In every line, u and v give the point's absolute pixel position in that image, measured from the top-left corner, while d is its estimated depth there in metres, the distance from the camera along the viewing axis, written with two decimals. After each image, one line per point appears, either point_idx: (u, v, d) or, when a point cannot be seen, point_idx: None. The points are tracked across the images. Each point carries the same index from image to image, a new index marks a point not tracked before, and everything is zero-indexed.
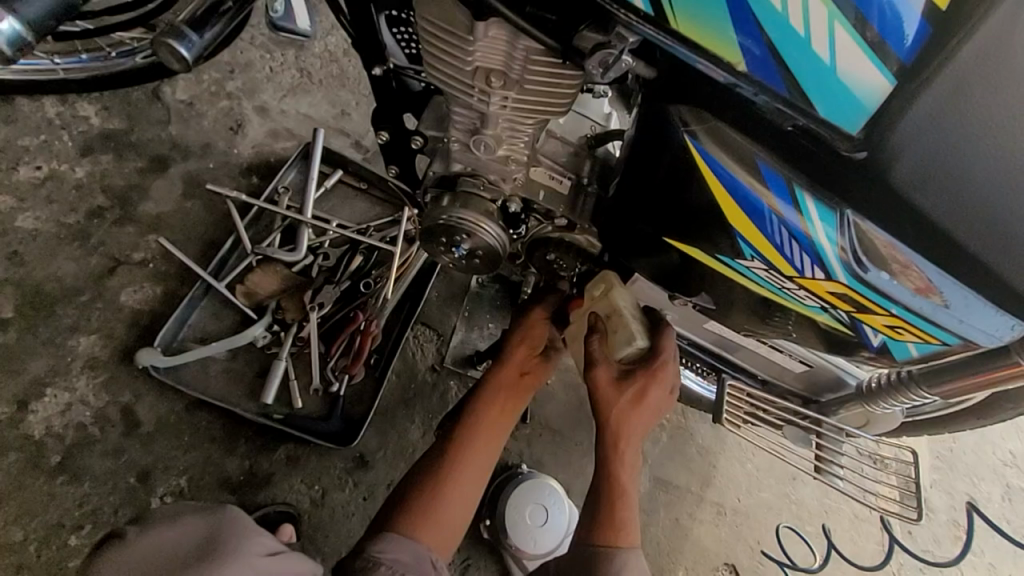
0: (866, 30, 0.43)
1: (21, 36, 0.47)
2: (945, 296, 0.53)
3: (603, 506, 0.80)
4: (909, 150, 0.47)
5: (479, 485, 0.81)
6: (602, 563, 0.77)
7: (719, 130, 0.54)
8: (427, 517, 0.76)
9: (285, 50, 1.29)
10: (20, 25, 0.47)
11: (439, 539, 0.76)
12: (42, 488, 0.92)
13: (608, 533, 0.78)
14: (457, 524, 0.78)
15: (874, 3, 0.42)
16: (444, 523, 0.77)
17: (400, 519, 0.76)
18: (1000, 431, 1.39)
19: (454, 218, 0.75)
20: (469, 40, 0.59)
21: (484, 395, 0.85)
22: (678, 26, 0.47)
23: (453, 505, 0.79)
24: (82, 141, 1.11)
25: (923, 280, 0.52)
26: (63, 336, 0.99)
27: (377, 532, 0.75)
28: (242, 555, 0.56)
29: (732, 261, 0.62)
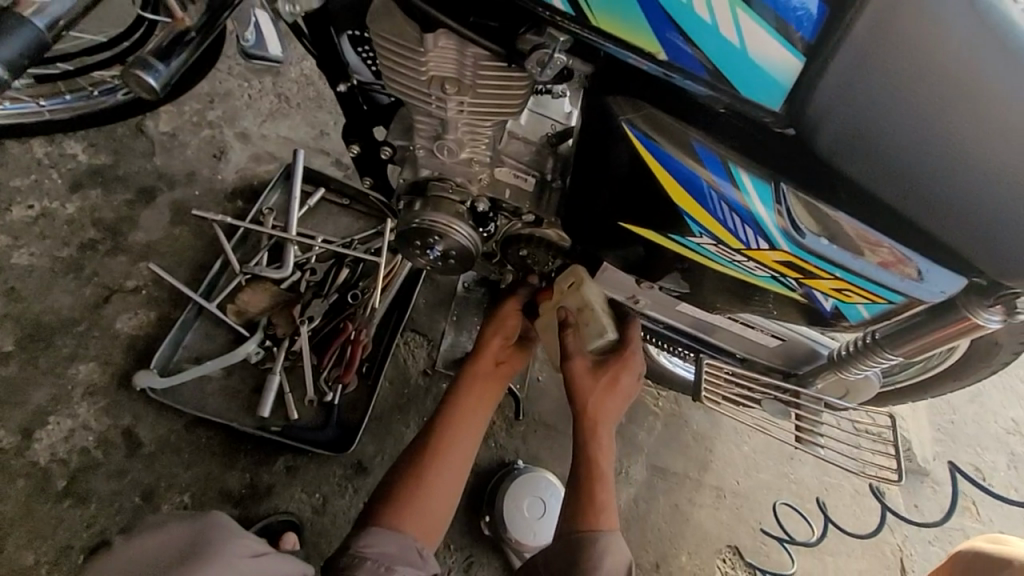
0: (788, 31, 0.47)
1: (3, 79, 0.51)
2: (915, 268, 0.57)
3: (583, 491, 0.85)
4: (828, 119, 0.50)
5: (462, 474, 0.84)
6: (587, 546, 0.80)
7: (653, 117, 0.58)
8: (411, 509, 0.79)
9: (262, 78, 1.34)
10: (1, 69, 0.50)
11: (424, 529, 0.79)
12: (50, 512, 0.95)
13: (590, 517, 0.83)
14: (443, 512, 0.81)
15: (791, 7, 0.46)
16: (430, 514, 0.80)
17: (385, 512, 0.78)
18: (1001, 399, 1.41)
19: (426, 222, 0.79)
20: (420, 51, 0.63)
21: (464, 386, 0.89)
22: (600, 24, 0.51)
23: (437, 496, 0.81)
24: (71, 177, 1.16)
25: (895, 255, 0.56)
26: (63, 365, 1.03)
27: (361, 526, 0.78)
28: (225, 556, 0.54)
29: (683, 238, 0.66)
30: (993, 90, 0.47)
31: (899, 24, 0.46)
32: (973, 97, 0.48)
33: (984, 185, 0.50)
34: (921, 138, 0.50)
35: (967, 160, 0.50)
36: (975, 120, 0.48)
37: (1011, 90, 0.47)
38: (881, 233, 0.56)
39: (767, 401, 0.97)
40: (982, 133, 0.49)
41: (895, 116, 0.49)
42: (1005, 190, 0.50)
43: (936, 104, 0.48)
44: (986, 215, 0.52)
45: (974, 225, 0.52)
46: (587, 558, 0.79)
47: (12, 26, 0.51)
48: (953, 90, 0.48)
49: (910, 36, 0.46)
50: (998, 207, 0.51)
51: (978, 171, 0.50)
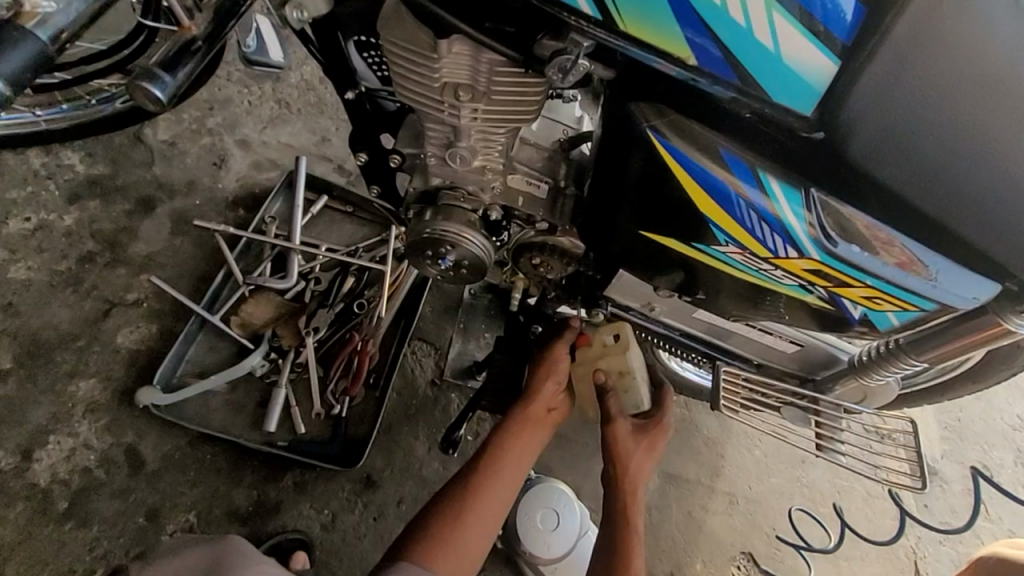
0: (813, 23, 0.45)
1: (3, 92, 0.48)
2: (926, 266, 0.55)
3: (619, 535, 0.88)
4: (864, 123, 0.48)
5: (500, 515, 0.81)
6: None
7: (678, 122, 0.56)
8: (443, 548, 0.75)
9: (262, 83, 1.32)
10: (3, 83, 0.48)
11: (455, 566, 0.74)
12: (51, 535, 0.92)
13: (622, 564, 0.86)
14: (476, 553, 0.77)
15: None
16: (465, 554, 0.76)
17: (417, 548, 0.74)
18: (1006, 395, 1.40)
19: (438, 231, 0.77)
20: (433, 57, 0.61)
21: (513, 431, 0.86)
22: (627, 28, 0.48)
23: (474, 534, 0.77)
24: (69, 188, 1.13)
25: (907, 254, 0.54)
26: (63, 382, 1.00)
27: (390, 562, 0.73)
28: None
29: (709, 247, 0.63)
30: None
31: (937, 24, 0.45)
32: (1008, 99, 0.47)
33: (1021, 188, 0.49)
34: (960, 141, 0.48)
35: (1005, 163, 0.49)
36: (1010, 121, 0.47)
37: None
38: (915, 244, 0.54)
39: (786, 407, 0.96)
40: (1018, 135, 0.48)
41: (935, 119, 0.47)
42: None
43: (974, 107, 0.47)
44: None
45: (1014, 230, 0.51)
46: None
47: (15, 38, 0.49)
48: (990, 93, 0.47)
49: (946, 37, 0.45)
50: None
51: (1015, 175, 0.49)
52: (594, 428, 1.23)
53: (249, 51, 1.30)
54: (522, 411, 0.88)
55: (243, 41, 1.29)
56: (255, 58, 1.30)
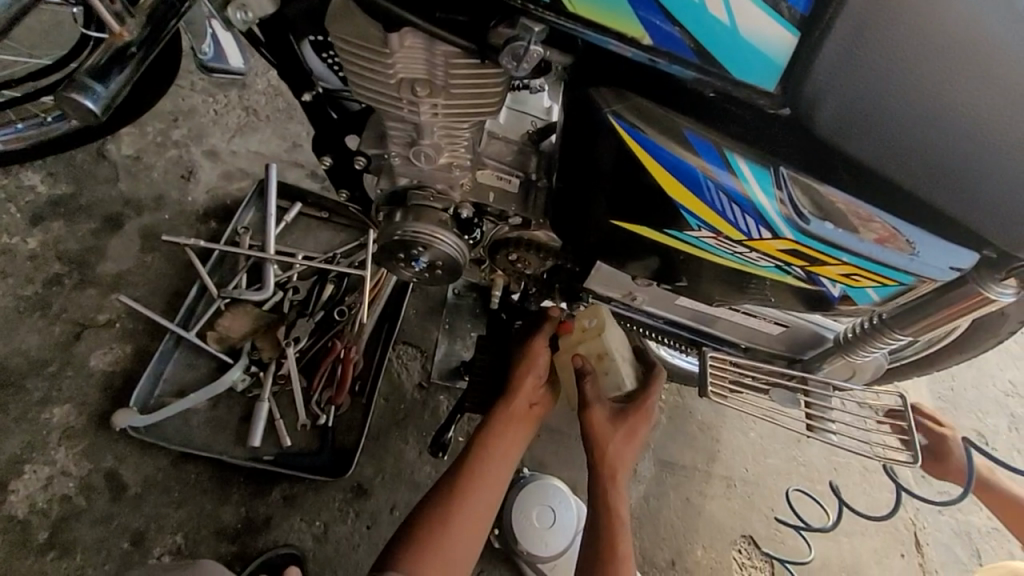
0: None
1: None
2: (900, 236, 0.54)
3: (603, 531, 0.85)
4: (829, 97, 0.46)
5: (490, 514, 0.80)
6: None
7: (640, 105, 0.54)
8: (430, 554, 0.74)
9: (227, 91, 1.29)
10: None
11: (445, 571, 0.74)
12: (34, 567, 0.89)
13: (610, 559, 0.82)
14: (466, 555, 0.76)
15: None
16: (454, 559, 0.75)
17: (405, 554, 0.73)
18: (997, 362, 1.40)
19: (409, 233, 0.75)
20: (386, 53, 0.59)
21: (496, 429, 0.85)
22: (579, 11, 0.47)
23: (464, 537, 0.77)
24: (31, 210, 1.10)
25: (888, 229, 0.53)
26: (36, 409, 0.97)
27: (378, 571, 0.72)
28: None
29: (681, 233, 0.61)
30: (997, 51, 0.45)
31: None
32: (979, 60, 0.45)
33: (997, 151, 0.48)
34: (931, 106, 0.46)
35: (979, 126, 0.47)
36: (983, 82, 0.46)
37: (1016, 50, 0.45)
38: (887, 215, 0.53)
39: (775, 389, 0.95)
40: (991, 96, 0.46)
41: (904, 84, 0.46)
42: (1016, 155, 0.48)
43: (944, 69, 0.45)
44: (1000, 184, 0.49)
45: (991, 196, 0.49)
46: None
47: None
48: (960, 54, 0.45)
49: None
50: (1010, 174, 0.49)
51: (991, 138, 0.47)
52: None
53: (206, 58, 1.18)
54: (505, 408, 0.87)
55: (198, 48, 1.16)
56: (213, 65, 1.21)
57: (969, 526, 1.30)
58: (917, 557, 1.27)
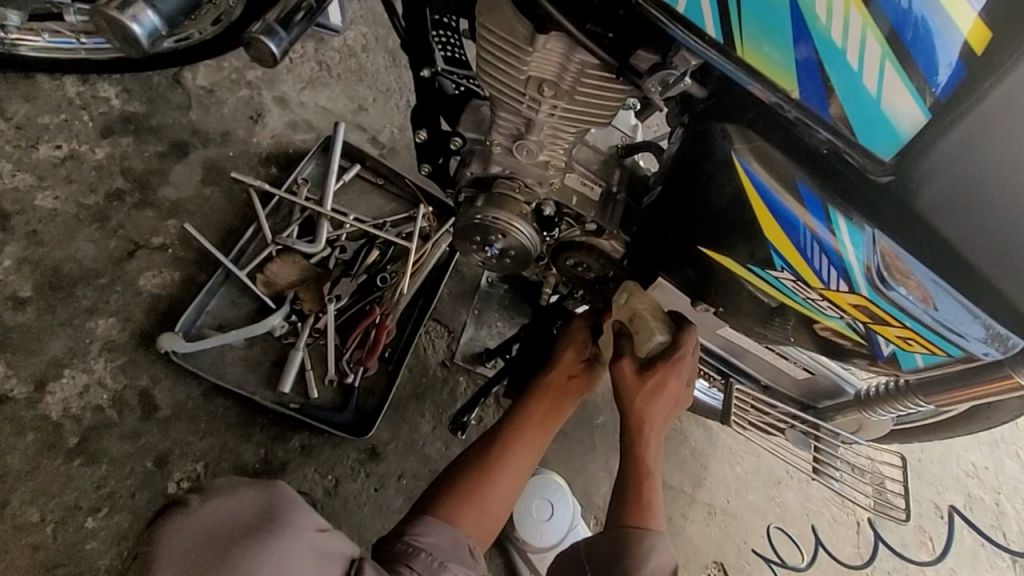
0: (908, 60, 0.48)
1: (157, 27, 0.63)
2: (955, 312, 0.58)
3: (631, 487, 0.83)
4: (933, 179, 0.52)
5: (525, 474, 0.83)
6: (633, 544, 0.78)
7: (762, 148, 0.60)
8: (470, 506, 0.77)
9: (305, 43, 1.30)
10: (158, 20, 0.62)
11: (478, 528, 0.76)
12: (58, 469, 0.91)
13: (638, 513, 0.81)
14: (500, 511, 0.79)
15: (910, 24, 0.47)
16: (490, 510, 0.78)
17: (442, 505, 0.76)
18: (964, 443, 1.48)
19: (489, 219, 0.77)
20: (527, 50, 0.62)
21: (534, 395, 0.88)
22: (743, 54, 0.51)
23: (500, 494, 0.80)
24: (102, 122, 1.11)
25: (931, 296, 0.57)
26: (82, 317, 0.99)
27: (415, 515, 0.75)
28: (284, 549, 0.48)
29: (761, 270, 0.68)
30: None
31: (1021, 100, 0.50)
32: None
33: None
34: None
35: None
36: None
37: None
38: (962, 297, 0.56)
39: (789, 429, 1.00)
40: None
41: (1009, 182, 0.52)
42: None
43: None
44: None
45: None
46: (632, 553, 0.77)
47: None
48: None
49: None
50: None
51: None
52: (591, 427, 1.26)
53: None
54: (542, 379, 0.89)
55: None
56: None
57: None
58: None
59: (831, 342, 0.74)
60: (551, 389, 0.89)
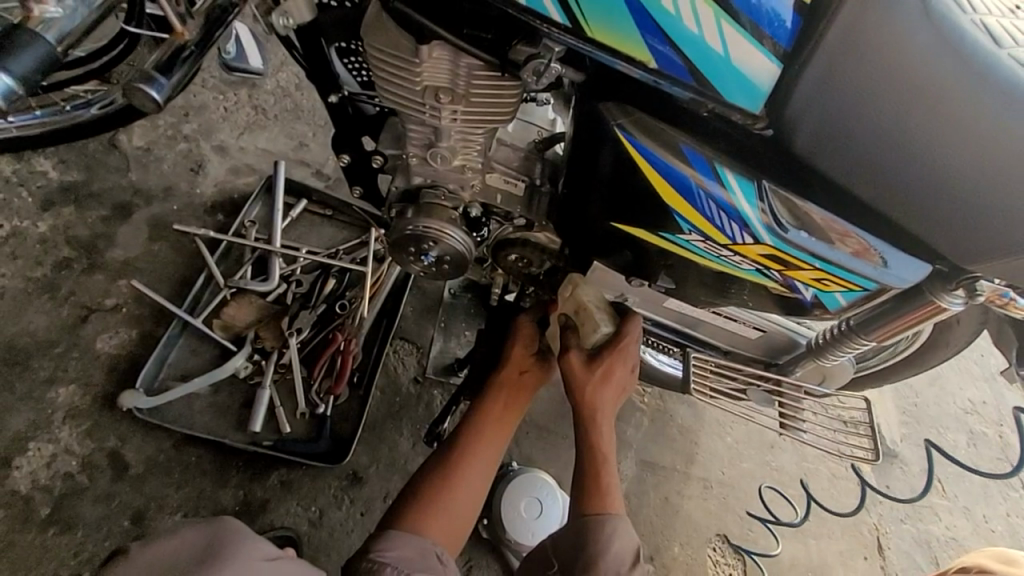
0: (762, 36, 0.52)
1: (13, 89, 0.55)
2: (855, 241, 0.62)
3: (590, 476, 0.85)
4: (803, 122, 0.56)
5: (488, 477, 0.85)
6: (596, 532, 0.80)
7: (641, 120, 0.63)
8: (436, 515, 0.79)
9: (237, 90, 1.33)
10: (12, 81, 0.54)
11: (445, 535, 0.78)
12: (33, 542, 0.91)
13: (596, 501, 0.83)
14: (467, 513, 0.81)
15: (764, 13, 0.51)
16: (455, 516, 0.80)
17: (409, 516, 0.78)
18: (958, 381, 1.50)
19: (420, 228, 0.80)
20: (415, 61, 0.65)
21: (490, 395, 0.90)
22: (594, 34, 0.56)
23: (465, 496, 0.82)
24: (42, 195, 1.13)
25: (838, 228, 0.61)
26: (42, 388, 0.99)
27: (380, 530, 0.77)
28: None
29: (673, 236, 0.71)
30: (965, 104, 0.51)
31: (872, 35, 0.51)
32: (950, 107, 0.52)
33: (962, 187, 0.55)
34: (905, 147, 0.55)
35: (944, 165, 0.54)
36: (951, 130, 0.53)
37: (990, 102, 0.51)
38: (849, 224, 0.61)
39: (752, 390, 1.00)
40: (961, 140, 0.53)
41: (881, 124, 0.54)
42: (984, 193, 0.55)
43: (910, 112, 0.53)
44: (963, 214, 0.57)
45: (953, 220, 0.58)
46: (596, 540, 0.79)
47: (25, 42, 0.55)
48: (930, 102, 0.52)
49: (881, 52, 0.51)
50: (975, 206, 0.56)
51: (956, 174, 0.55)
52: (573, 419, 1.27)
53: (229, 58, 1.33)
54: (497, 378, 0.91)
55: (223, 47, 1.31)
56: (235, 64, 1.33)
57: (929, 534, 1.37)
58: (879, 560, 1.34)
59: (781, 299, 0.76)
60: (505, 388, 0.91)
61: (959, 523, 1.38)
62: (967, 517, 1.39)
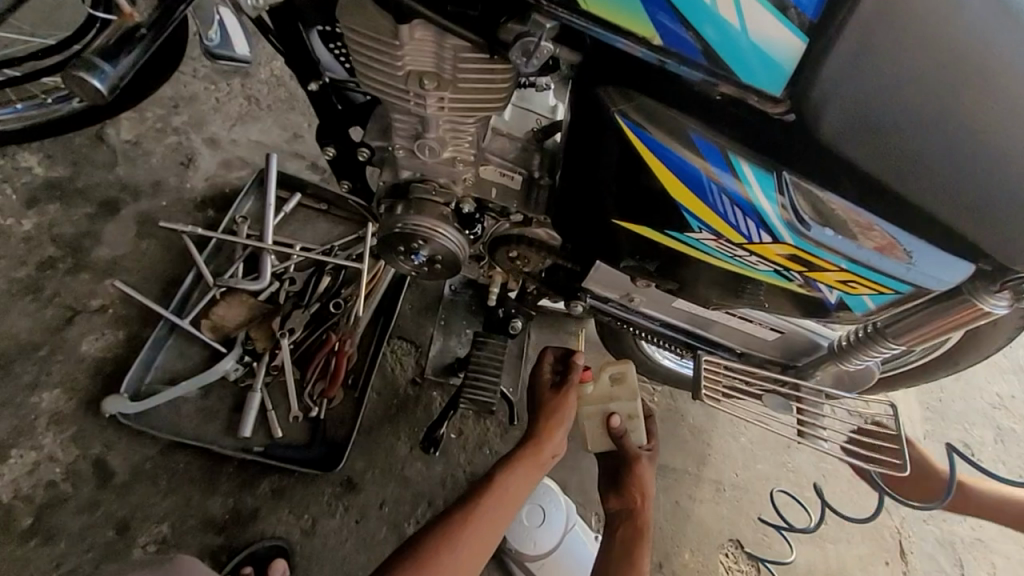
0: (786, 8, 0.46)
1: None
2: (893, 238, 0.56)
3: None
4: (833, 101, 0.48)
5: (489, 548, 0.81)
6: None
7: (642, 104, 0.57)
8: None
9: (230, 80, 1.28)
10: None
11: None
12: (15, 553, 0.89)
13: None
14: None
15: None
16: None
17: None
18: (986, 374, 1.42)
19: (410, 226, 0.75)
20: (395, 44, 0.59)
21: (519, 467, 0.87)
22: (589, 8, 0.50)
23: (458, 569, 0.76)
24: (26, 192, 1.09)
25: (873, 227, 0.55)
26: (25, 393, 0.96)
27: None
28: None
29: (681, 234, 0.64)
30: (1001, 75, 0.48)
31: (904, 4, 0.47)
32: (979, 79, 0.48)
33: (1003, 171, 0.51)
34: (944, 128, 0.49)
35: (979, 145, 0.50)
36: (991, 105, 0.49)
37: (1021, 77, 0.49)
38: (873, 215, 0.55)
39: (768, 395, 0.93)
40: (997, 119, 0.49)
41: (920, 101, 0.49)
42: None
43: (943, 87, 0.48)
44: (1007, 203, 0.52)
45: (1000, 209, 0.52)
46: None
47: None
48: (958, 76, 0.48)
49: (910, 19, 0.47)
50: (1012, 193, 0.52)
51: (997, 156, 0.50)
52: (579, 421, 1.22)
53: (212, 45, 1.21)
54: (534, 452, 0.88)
55: (206, 35, 1.19)
56: (219, 52, 1.22)
57: (956, 538, 1.30)
58: (901, 565, 1.27)
59: (802, 300, 0.69)
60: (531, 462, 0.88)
61: (986, 524, 1.31)
62: (995, 518, 1.31)
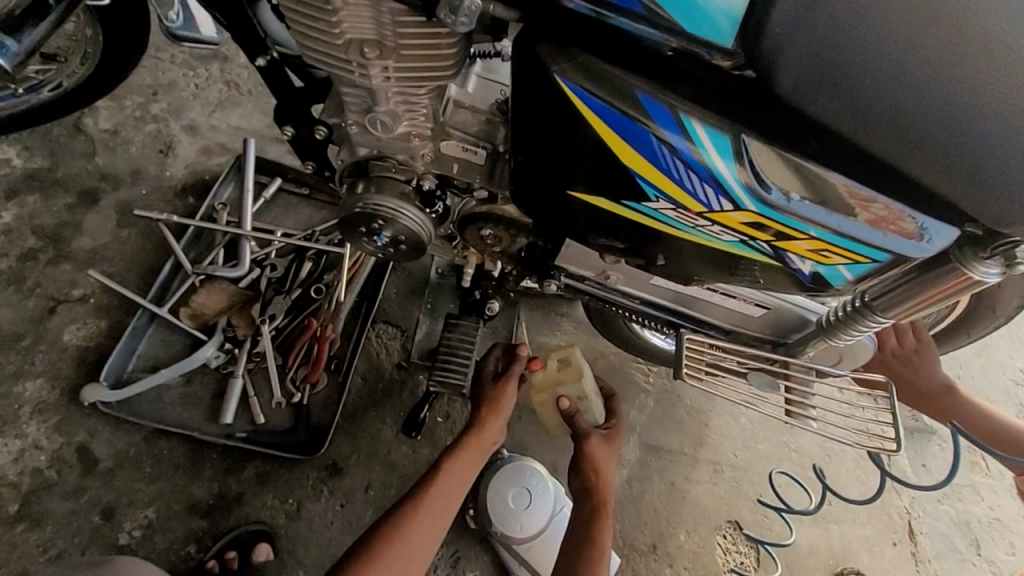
0: None
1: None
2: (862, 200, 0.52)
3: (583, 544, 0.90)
4: (787, 50, 0.45)
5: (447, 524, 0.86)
6: None
7: (588, 64, 0.52)
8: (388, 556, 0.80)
9: (209, 65, 1.26)
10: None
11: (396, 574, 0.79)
12: (3, 538, 0.91)
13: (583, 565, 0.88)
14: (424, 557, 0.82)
15: None
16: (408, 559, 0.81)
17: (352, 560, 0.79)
18: (1007, 349, 1.35)
19: (370, 206, 0.72)
20: (330, 10, 0.55)
21: (470, 444, 0.91)
22: None
23: (418, 541, 0.82)
24: (6, 185, 1.09)
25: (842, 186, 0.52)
26: (9, 383, 0.98)
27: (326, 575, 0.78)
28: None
29: (640, 205, 0.61)
30: (974, 17, 0.45)
31: None
32: (948, 21, 0.45)
33: (990, 118, 0.46)
34: (916, 72, 0.45)
35: (962, 86, 0.46)
36: (968, 48, 0.45)
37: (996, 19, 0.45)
38: (876, 191, 0.51)
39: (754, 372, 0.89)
40: (977, 61, 0.45)
41: (887, 46, 0.45)
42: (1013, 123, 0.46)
43: (905, 27, 0.45)
44: (997, 153, 0.47)
45: (988, 162, 0.48)
46: None
47: None
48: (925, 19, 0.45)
49: None
50: (1002, 140, 0.47)
51: (982, 102, 0.46)
52: None
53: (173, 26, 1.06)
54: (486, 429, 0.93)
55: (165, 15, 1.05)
56: (182, 33, 1.05)
57: (969, 517, 1.25)
58: (909, 545, 1.23)
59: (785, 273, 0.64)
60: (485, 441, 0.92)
61: (1003, 503, 1.26)
62: (1012, 496, 1.26)
